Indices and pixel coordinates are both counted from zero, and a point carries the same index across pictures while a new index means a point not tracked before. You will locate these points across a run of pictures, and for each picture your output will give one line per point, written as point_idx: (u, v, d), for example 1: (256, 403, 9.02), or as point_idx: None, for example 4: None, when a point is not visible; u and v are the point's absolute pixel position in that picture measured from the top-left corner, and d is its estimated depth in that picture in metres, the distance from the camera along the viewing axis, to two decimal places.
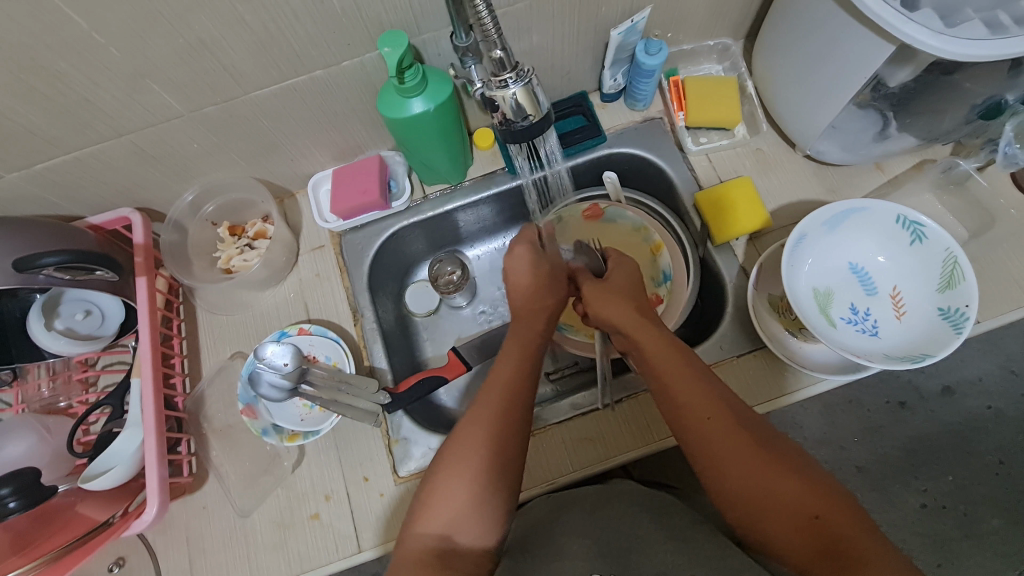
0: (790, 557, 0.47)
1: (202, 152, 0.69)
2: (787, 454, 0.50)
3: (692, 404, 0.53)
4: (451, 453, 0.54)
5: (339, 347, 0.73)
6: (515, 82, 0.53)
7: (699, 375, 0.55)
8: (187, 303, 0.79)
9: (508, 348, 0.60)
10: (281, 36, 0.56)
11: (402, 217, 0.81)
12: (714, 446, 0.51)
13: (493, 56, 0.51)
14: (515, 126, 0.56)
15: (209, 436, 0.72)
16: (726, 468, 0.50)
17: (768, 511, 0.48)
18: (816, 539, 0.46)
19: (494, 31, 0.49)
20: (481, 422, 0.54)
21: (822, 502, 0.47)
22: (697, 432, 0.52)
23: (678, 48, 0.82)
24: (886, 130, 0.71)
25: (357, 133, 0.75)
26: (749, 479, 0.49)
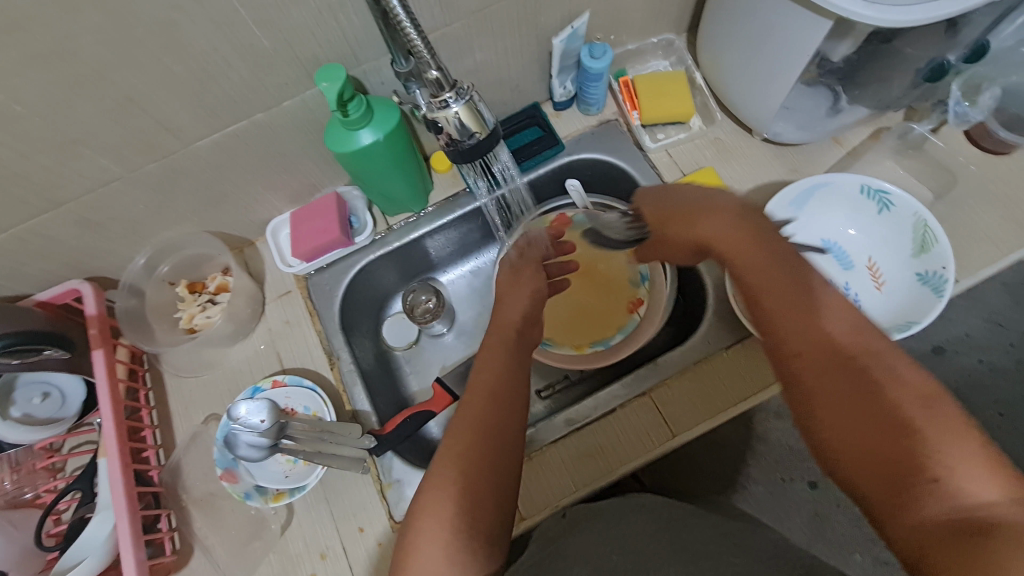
0: (903, 517, 0.39)
1: (150, 212, 0.66)
2: (912, 406, 0.42)
3: (806, 336, 0.47)
4: (443, 452, 0.50)
5: (317, 395, 0.70)
6: (455, 100, 0.51)
7: (826, 305, 0.48)
8: (153, 369, 0.75)
9: (487, 353, 0.58)
10: (215, 85, 0.55)
11: (368, 251, 0.79)
12: (813, 386, 0.45)
13: (430, 77, 0.50)
14: (463, 146, 0.54)
15: (190, 508, 0.68)
16: (826, 407, 0.44)
17: (880, 462, 0.41)
18: (937, 505, 0.38)
19: (426, 52, 0.48)
20: (459, 443, 0.50)
21: (952, 469, 0.39)
22: (795, 365, 0.47)
23: (623, 48, 0.82)
24: (838, 105, 0.72)
25: (309, 171, 0.73)
26: (855, 430, 0.43)
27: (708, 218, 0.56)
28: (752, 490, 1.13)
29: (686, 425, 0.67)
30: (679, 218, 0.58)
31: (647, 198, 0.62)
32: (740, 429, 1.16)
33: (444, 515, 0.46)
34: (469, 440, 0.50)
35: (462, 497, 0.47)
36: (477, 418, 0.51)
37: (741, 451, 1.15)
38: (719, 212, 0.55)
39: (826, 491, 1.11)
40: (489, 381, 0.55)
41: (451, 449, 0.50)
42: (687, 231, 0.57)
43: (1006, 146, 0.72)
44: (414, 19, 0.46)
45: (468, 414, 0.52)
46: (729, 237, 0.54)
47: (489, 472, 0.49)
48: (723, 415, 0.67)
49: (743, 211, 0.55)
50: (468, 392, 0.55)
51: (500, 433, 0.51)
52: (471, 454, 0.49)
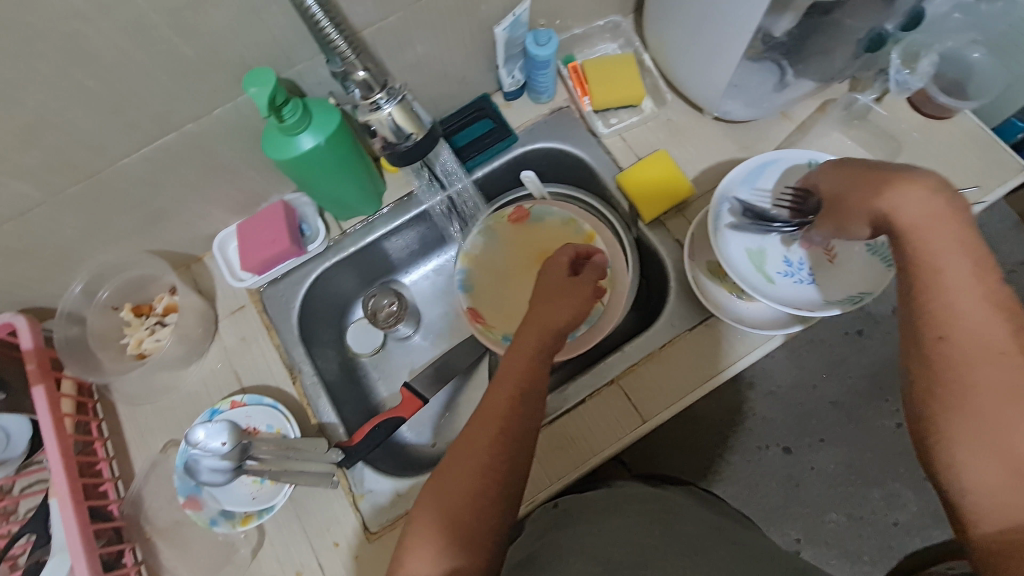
0: (980, 478, 0.41)
1: (81, 235, 0.62)
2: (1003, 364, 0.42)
3: (968, 332, 0.43)
4: (469, 433, 0.51)
5: (280, 412, 0.68)
6: (387, 101, 0.55)
7: (984, 297, 0.44)
8: (104, 399, 0.71)
9: (523, 341, 0.56)
10: (135, 97, 0.51)
11: (322, 258, 0.76)
12: (976, 346, 0.43)
13: (358, 79, 0.53)
14: (400, 147, 0.57)
15: (155, 539, 0.66)
16: (973, 403, 0.42)
17: (980, 456, 0.41)
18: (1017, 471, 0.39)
19: (350, 52, 0.51)
20: (485, 427, 0.50)
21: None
22: (946, 358, 0.44)
23: (569, 33, 0.81)
24: (784, 79, 0.72)
25: (252, 180, 0.70)
26: (981, 387, 0.42)
27: (897, 190, 0.47)
28: (728, 462, 1.15)
29: (656, 409, 0.67)
30: (868, 180, 0.50)
31: (826, 173, 0.56)
32: (714, 404, 1.18)
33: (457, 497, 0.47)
34: (496, 427, 0.50)
35: (477, 483, 0.48)
36: (504, 405, 0.51)
37: (716, 425, 1.17)
38: (916, 185, 0.47)
39: (798, 457, 1.14)
40: (521, 369, 0.54)
41: (469, 441, 0.50)
42: (870, 202, 0.49)
43: (946, 111, 0.74)
44: (335, 22, 0.49)
45: (491, 412, 0.51)
46: (923, 215, 0.46)
47: (508, 463, 0.49)
48: (691, 397, 0.67)
49: (949, 187, 0.46)
50: (497, 380, 0.54)
51: (524, 425, 0.51)
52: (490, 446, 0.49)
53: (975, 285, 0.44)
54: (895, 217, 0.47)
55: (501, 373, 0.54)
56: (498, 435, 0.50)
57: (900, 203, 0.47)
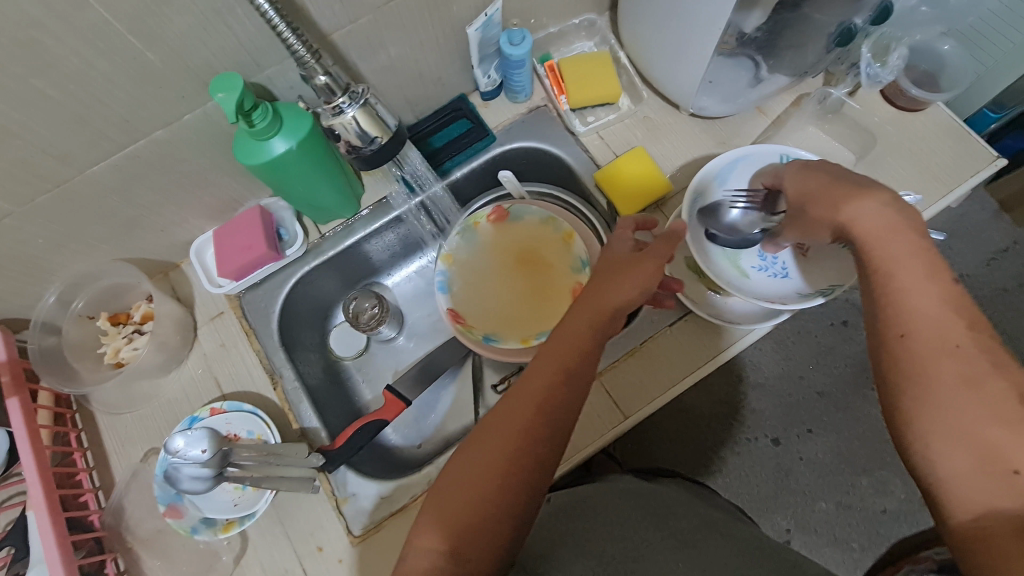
0: (950, 467, 0.40)
1: (53, 245, 0.62)
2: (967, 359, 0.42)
3: (924, 328, 0.44)
4: (508, 405, 0.49)
5: (259, 419, 0.68)
6: (349, 105, 0.55)
7: (939, 293, 0.45)
8: (83, 410, 0.70)
9: (578, 314, 0.53)
10: (100, 105, 0.51)
11: (301, 263, 0.76)
12: (939, 342, 0.43)
13: (319, 84, 0.53)
14: (365, 152, 0.58)
15: (137, 548, 0.65)
16: (936, 395, 0.42)
17: (950, 447, 0.41)
18: (989, 462, 0.39)
19: (310, 59, 0.50)
20: (526, 404, 0.48)
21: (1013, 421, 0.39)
22: (910, 354, 0.44)
23: (545, 31, 0.81)
24: (759, 75, 0.72)
25: (227, 186, 0.69)
26: (946, 379, 0.42)
27: (854, 205, 0.49)
28: (717, 454, 1.16)
29: (638, 406, 0.67)
30: (831, 190, 0.51)
31: (790, 174, 0.56)
32: (702, 397, 1.18)
33: (491, 473, 0.46)
34: (537, 405, 0.48)
35: (512, 461, 0.46)
36: (549, 382, 0.49)
37: (704, 418, 1.17)
38: (872, 199, 0.49)
39: (787, 447, 1.15)
40: (570, 347, 0.51)
41: (497, 429, 0.47)
42: (827, 215, 0.51)
43: (919, 103, 0.74)
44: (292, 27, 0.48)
45: (533, 387, 0.49)
46: (879, 226, 0.48)
47: (545, 447, 0.47)
48: (672, 392, 0.68)
49: (901, 201, 0.49)
50: (535, 365, 0.51)
51: (567, 409, 0.49)
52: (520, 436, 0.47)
53: (931, 285, 0.45)
54: (854, 228, 0.49)
55: (549, 346, 0.52)
56: (539, 415, 0.48)
57: (858, 215, 0.49)
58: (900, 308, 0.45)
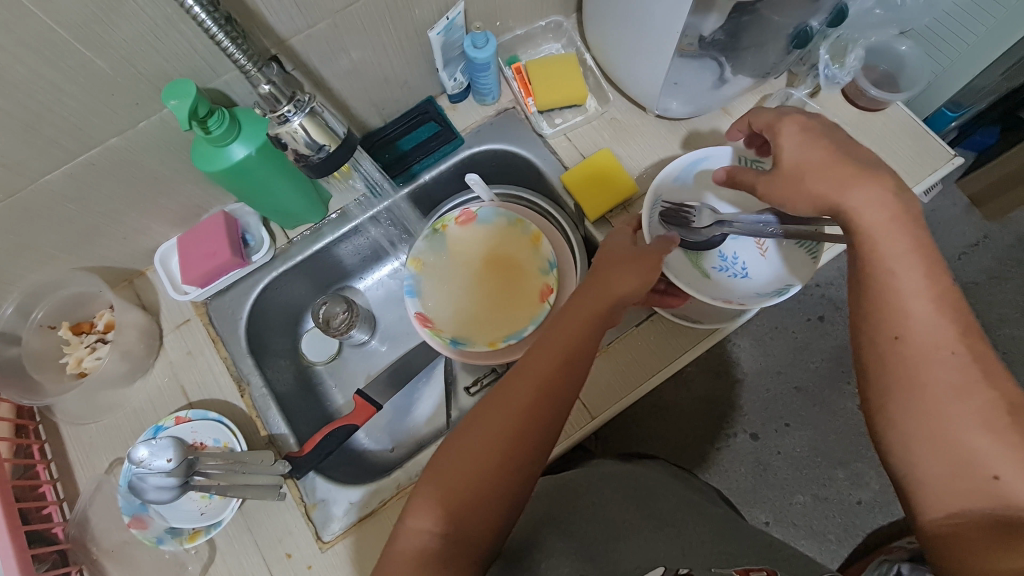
0: (932, 472, 0.43)
1: (8, 254, 0.61)
2: (965, 366, 0.43)
3: (920, 334, 0.45)
4: (511, 388, 0.50)
5: (225, 426, 0.67)
6: (295, 113, 0.55)
7: (935, 299, 0.45)
8: (46, 421, 0.70)
9: (579, 301, 0.54)
10: (49, 113, 0.50)
11: (269, 268, 0.75)
12: (929, 348, 0.44)
13: (263, 92, 0.53)
14: (313, 160, 0.58)
15: (103, 560, 0.65)
16: (923, 400, 0.44)
17: (931, 449, 0.43)
18: (974, 470, 0.41)
19: (255, 70, 0.51)
20: (526, 388, 0.50)
21: (1003, 432, 0.41)
22: (902, 357, 0.45)
23: (511, 33, 0.81)
24: (723, 75, 0.73)
25: (190, 192, 0.69)
26: (941, 386, 0.43)
27: (858, 192, 0.47)
28: (697, 449, 1.17)
29: (605, 406, 0.68)
30: (828, 172, 0.49)
31: (788, 137, 0.52)
32: (681, 394, 1.20)
33: (489, 455, 0.47)
34: (536, 390, 0.50)
35: (509, 443, 0.48)
36: (548, 368, 0.51)
37: (683, 414, 1.19)
38: (872, 188, 0.48)
39: (765, 442, 1.17)
40: (571, 333, 0.52)
41: (500, 409, 0.49)
42: (830, 199, 0.49)
43: (879, 103, 0.75)
44: (236, 39, 0.48)
45: (533, 373, 0.50)
46: (878, 220, 0.47)
47: (542, 429, 0.49)
48: (639, 391, 0.68)
49: (903, 190, 0.48)
50: (537, 350, 0.52)
51: (564, 394, 0.50)
52: (518, 423, 0.48)
53: (927, 287, 0.45)
54: (855, 220, 0.48)
55: (551, 333, 0.53)
56: (537, 400, 0.49)
57: (863, 205, 0.47)
58: (895, 315, 0.46)
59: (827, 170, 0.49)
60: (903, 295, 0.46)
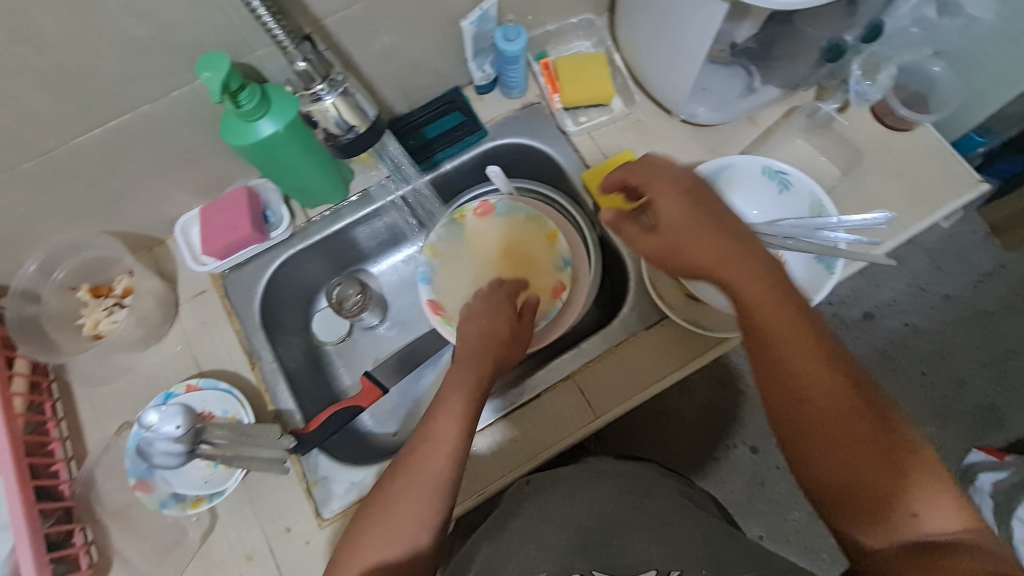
0: (861, 522, 0.45)
1: (34, 213, 0.62)
2: (866, 417, 0.46)
3: (821, 397, 0.46)
4: (409, 479, 0.54)
5: (235, 397, 0.69)
6: (328, 92, 0.56)
7: (827, 361, 0.47)
8: (60, 379, 0.71)
9: (456, 387, 0.58)
10: (85, 77, 0.51)
11: (287, 246, 0.76)
12: (826, 412, 0.46)
13: (298, 69, 0.53)
14: (342, 140, 0.60)
15: (106, 521, 0.66)
16: (838, 458, 0.46)
17: (856, 495, 0.45)
18: (894, 513, 0.44)
19: (291, 45, 0.51)
20: (422, 478, 0.54)
21: (910, 479, 0.44)
22: (809, 421, 0.47)
23: (543, 29, 0.81)
24: (752, 85, 0.74)
25: (216, 165, 0.69)
26: (844, 445, 0.45)
27: (737, 270, 0.49)
28: (695, 458, 1.17)
29: (609, 406, 0.68)
30: (707, 244, 0.49)
31: (665, 202, 0.52)
32: (685, 401, 1.20)
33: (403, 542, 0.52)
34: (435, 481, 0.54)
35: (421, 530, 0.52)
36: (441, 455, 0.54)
37: (685, 421, 1.19)
38: (749, 262, 0.49)
39: (766, 455, 1.17)
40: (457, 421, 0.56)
41: (406, 503, 0.53)
42: (715, 276, 0.50)
43: (907, 123, 0.75)
44: (274, 13, 0.49)
45: (428, 463, 0.54)
46: (757, 296, 0.48)
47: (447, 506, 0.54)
48: (645, 393, 0.68)
49: (776, 269, 0.49)
50: (426, 442, 0.55)
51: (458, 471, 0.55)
52: (426, 510, 0.53)
53: (817, 351, 0.47)
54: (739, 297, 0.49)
55: (438, 421, 0.56)
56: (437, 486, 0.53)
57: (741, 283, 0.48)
58: (790, 381, 0.47)
59: (706, 241, 0.50)
60: (792, 364, 0.48)
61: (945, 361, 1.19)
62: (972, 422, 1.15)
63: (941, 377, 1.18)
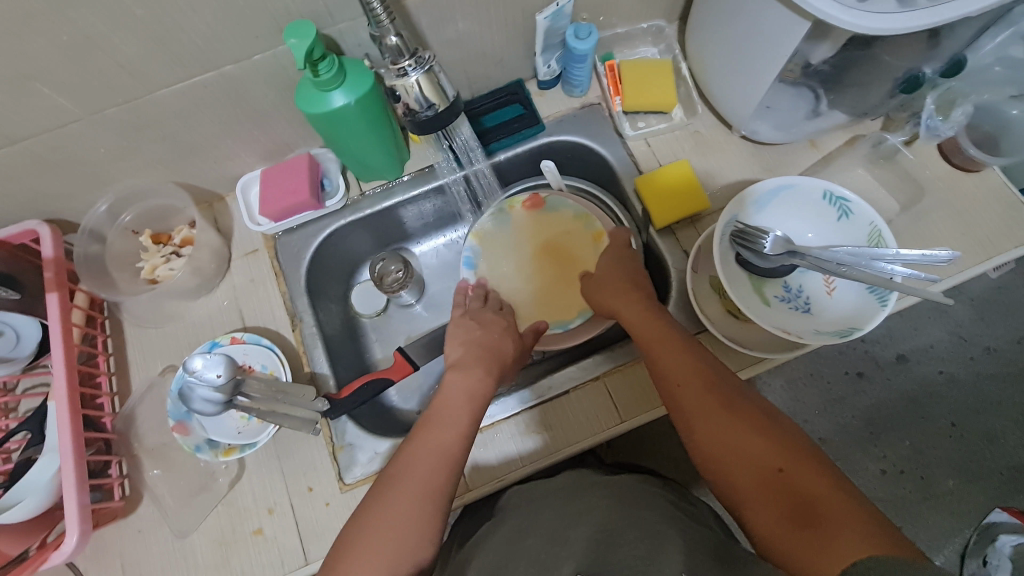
0: (755, 510, 0.48)
1: (112, 156, 0.65)
2: (746, 409, 0.52)
3: (694, 394, 0.54)
4: (398, 477, 0.52)
5: (275, 355, 0.71)
6: (413, 69, 0.57)
7: (700, 367, 0.56)
8: (113, 318, 0.74)
9: (450, 392, 0.59)
10: (179, 32, 0.53)
11: (339, 216, 0.78)
12: (698, 409, 0.53)
13: (389, 43, 0.55)
14: (420, 117, 0.61)
15: (141, 457, 0.69)
16: (718, 451, 0.51)
17: (734, 466, 0.50)
18: (778, 490, 0.47)
19: (386, 18, 0.53)
20: (414, 473, 0.52)
21: (788, 457, 0.48)
22: (685, 420, 0.54)
23: (612, 31, 0.81)
24: (817, 108, 0.72)
25: (283, 130, 0.72)
26: (721, 435, 0.51)
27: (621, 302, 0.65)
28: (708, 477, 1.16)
29: (636, 412, 0.68)
30: (621, 287, 0.67)
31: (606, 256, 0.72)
32: None
33: (392, 533, 0.48)
34: (427, 475, 0.52)
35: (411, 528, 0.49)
36: (433, 453, 0.53)
37: None
38: (633, 296, 0.65)
39: None
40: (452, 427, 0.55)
41: (395, 499, 0.50)
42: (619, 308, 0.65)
43: (975, 164, 0.73)
44: None
45: (418, 460, 0.53)
46: (639, 317, 0.62)
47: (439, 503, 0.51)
48: None
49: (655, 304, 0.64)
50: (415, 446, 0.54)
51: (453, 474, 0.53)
52: (411, 506, 0.50)
53: (687, 357, 0.56)
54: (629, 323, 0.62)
55: (428, 426, 0.56)
56: (428, 482, 0.51)
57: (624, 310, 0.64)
58: (671, 385, 0.55)
59: (621, 283, 0.67)
60: (670, 369, 0.56)
61: (977, 414, 1.15)
62: (1000, 481, 1.12)
63: (971, 429, 1.15)
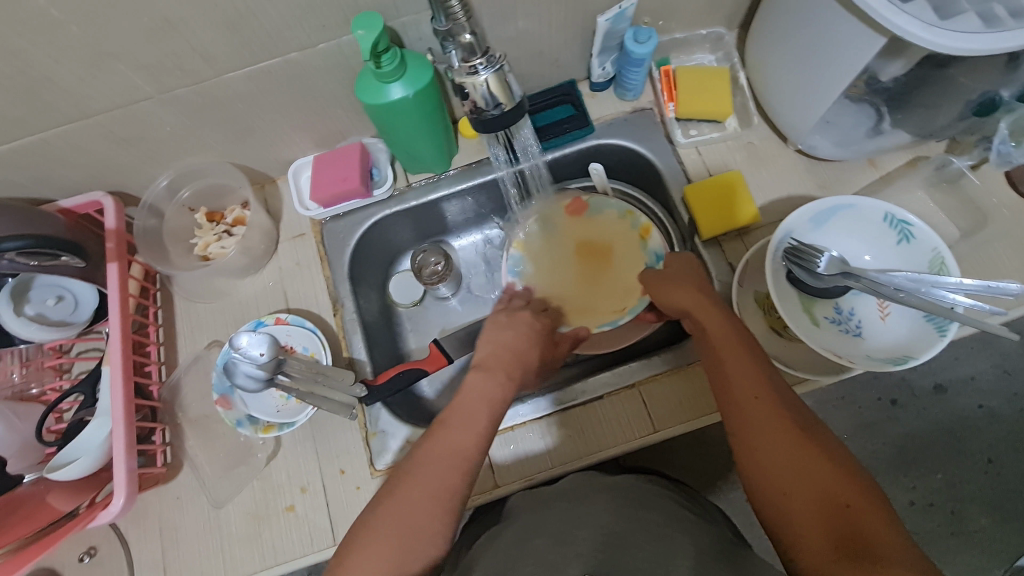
0: (809, 535, 0.44)
1: (176, 135, 0.67)
2: (813, 432, 0.49)
3: (757, 406, 0.51)
4: (428, 450, 0.51)
5: (316, 338, 0.72)
6: (485, 69, 0.57)
7: (767, 379, 0.53)
8: (165, 290, 0.77)
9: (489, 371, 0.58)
10: (252, 19, 0.54)
11: (385, 205, 0.79)
12: (758, 424, 0.50)
13: (464, 40, 0.55)
14: (486, 115, 0.61)
15: (184, 426, 0.72)
16: (775, 468, 0.48)
17: (794, 488, 0.47)
18: (836, 520, 0.44)
19: (461, 15, 0.54)
20: (449, 446, 0.51)
21: (852, 489, 0.45)
22: (744, 430, 0.51)
23: (669, 36, 0.80)
24: (879, 126, 0.69)
25: (338, 118, 0.73)
26: (782, 452, 0.48)
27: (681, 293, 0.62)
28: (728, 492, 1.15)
29: (671, 422, 0.68)
30: (679, 282, 0.64)
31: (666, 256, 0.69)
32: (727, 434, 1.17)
33: (415, 502, 0.48)
34: (460, 453, 0.51)
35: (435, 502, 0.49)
36: (471, 429, 0.52)
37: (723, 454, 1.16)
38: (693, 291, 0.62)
39: None
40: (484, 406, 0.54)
41: (429, 471, 0.50)
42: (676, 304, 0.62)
43: None
44: None
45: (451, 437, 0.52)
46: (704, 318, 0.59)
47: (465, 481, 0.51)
48: (708, 416, 0.67)
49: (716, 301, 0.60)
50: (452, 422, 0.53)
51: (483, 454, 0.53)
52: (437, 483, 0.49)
53: (754, 367, 0.53)
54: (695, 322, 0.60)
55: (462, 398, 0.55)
56: (459, 456, 0.51)
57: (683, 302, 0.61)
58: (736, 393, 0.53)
59: (680, 278, 0.64)
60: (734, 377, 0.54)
61: (1018, 452, 1.11)
62: None
63: (1011, 467, 1.10)
